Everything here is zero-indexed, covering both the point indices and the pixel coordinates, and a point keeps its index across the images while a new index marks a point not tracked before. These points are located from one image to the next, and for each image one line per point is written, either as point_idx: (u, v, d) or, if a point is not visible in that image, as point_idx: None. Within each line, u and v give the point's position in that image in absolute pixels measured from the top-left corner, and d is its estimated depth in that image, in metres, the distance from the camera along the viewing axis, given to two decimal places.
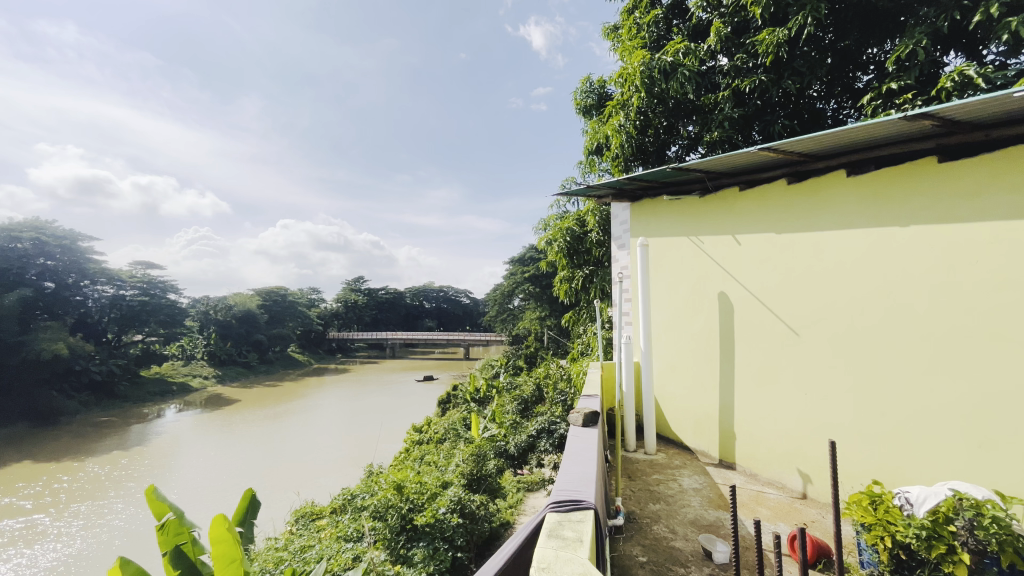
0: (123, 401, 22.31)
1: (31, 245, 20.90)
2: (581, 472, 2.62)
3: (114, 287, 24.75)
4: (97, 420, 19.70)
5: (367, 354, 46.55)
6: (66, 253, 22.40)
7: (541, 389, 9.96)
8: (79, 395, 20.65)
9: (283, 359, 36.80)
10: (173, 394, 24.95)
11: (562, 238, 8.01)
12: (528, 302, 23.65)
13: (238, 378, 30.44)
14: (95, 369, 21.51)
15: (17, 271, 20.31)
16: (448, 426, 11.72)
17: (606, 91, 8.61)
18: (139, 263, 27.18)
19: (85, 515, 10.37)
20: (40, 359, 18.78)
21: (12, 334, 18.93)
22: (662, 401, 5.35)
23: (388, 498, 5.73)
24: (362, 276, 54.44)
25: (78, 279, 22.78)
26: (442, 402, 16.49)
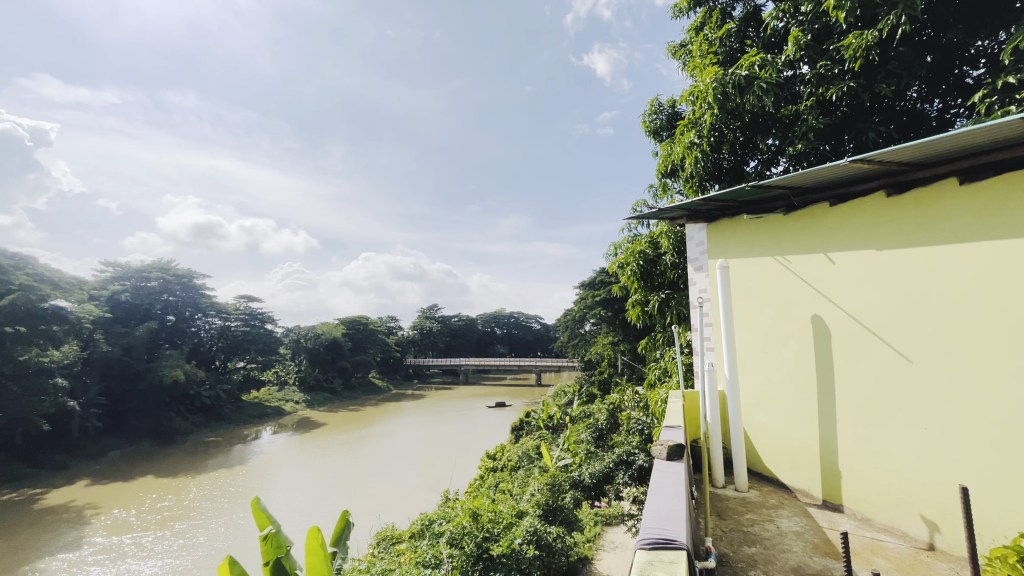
0: (228, 423, 24.65)
1: (159, 283, 24.05)
2: (669, 510, 2.48)
3: (222, 319, 27.68)
4: (206, 440, 21.87)
5: (441, 380, 47.89)
6: (185, 289, 25.44)
7: (615, 416, 9.63)
8: (192, 417, 23.10)
9: (364, 385, 38.80)
10: (269, 418, 27.09)
11: (634, 262, 7.83)
12: (600, 327, 23.29)
13: (325, 402, 32.58)
14: (205, 393, 23.95)
15: (147, 306, 23.32)
16: (521, 454, 11.68)
17: (676, 111, 8.48)
18: (243, 297, 30.29)
19: (192, 532, 11.38)
20: (162, 384, 21.23)
21: (142, 362, 21.58)
22: (751, 433, 4.99)
23: (464, 525, 5.81)
24: (436, 304, 56.72)
25: (193, 312, 25.74)
26: (515, 430, 16.46)
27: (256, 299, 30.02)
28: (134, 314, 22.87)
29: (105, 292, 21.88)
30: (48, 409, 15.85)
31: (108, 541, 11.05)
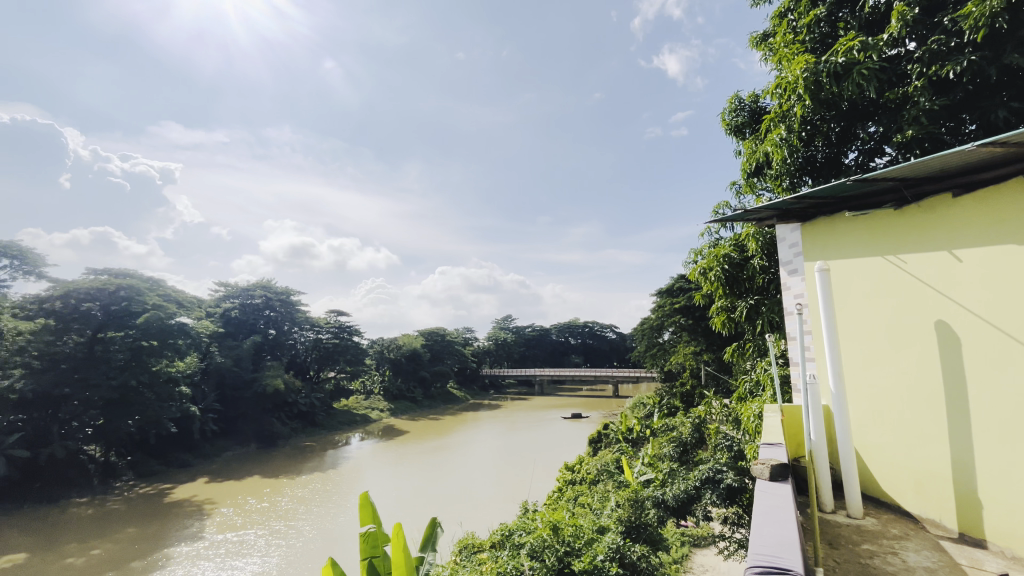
0: (321, 429, 26.57)
1: (262, 299, 26.41)
2: (778, 537, 2.27)
3: (315, 332, 29.76)
4: (303, 445, 23.70)
5: (517, 390, 48.26)
6: (284, 305, 27.49)
7: (700, 431, 9.14)
8: (290, 423, 25.20)
9: (443, 394, 40.15)
10: (357, 425, 28.85)
11: (718, 267, 7.42)
12: (680, 335, 22.22)
13: (407, 411, 34.07)
14: (302, 400, 25.98)
15: (252, 321, 25.95)
16: (600, 467, 11.41)
17: (760, 105, 8.00)
18: (334, 311, 32.51)
19: (289, 532, 12.25)
20: (265, 392, 23.24)
21: (248, 372, 23.77)
22: (865, 453, 4.48)
23: (545, 538, 5.81)
24: (511, 315, 57.45)
25: (291, 326, 27.91)
26: (593, 442, 16.11)
27: (345, 313, 31.97)
28: (242, 328, 25.53)
29: (218, 309, 25.11)
30: (175, 413, 18.10)
31: (219, 537, 12.12)
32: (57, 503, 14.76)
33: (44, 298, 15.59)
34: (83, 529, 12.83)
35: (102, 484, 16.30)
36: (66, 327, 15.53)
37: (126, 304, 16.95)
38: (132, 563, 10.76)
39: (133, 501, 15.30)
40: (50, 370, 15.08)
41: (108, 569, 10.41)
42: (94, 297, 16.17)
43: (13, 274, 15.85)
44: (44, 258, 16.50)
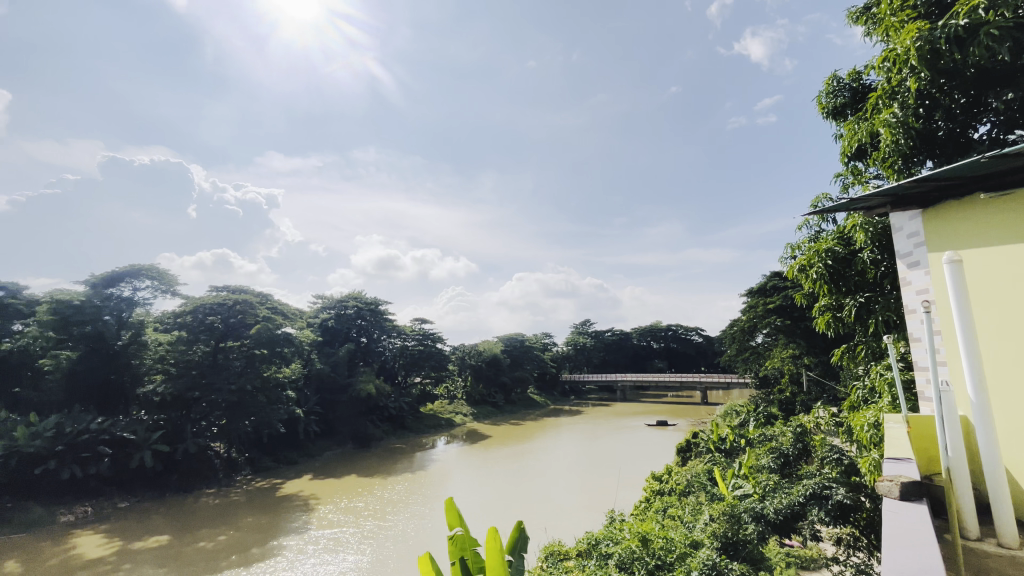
0: (410, 432, 28.04)
1: (354, 309, 28.34)
2: (917, 563, 2.02)
3: (401, 339, 31.37)
4: (394, 447, 25.13)
5: (598, 396, 47.53)
6: (373, 314, 29.20)
7: (803, 440, 8.43)
8: (382, 425, 26.86)
9: (523, 400, 40.63)
10: (442, 429, 29.98)
11: (819, 263, 6.79)
12: (776, 338, 20.56)
13: (490, 416, 34.89)
14: (392, 404, 27.47)
15: (346, 330, 27.85)
16: (690, 477, 10.87)
17: (862, 84, 7.25)
18: (418, 320, 34.14)
19: (382, 530, 12.93)
20: (359, 396, 24.76)
21: (344, 377, 25.47)
22: (1017, 473, 3.85)
23: (634, 549, 5.72)
24: (589, 319, 56.80)
25: (380, 334, 29.62)
26: (681, 451, 15.40)
27: (428, 321, 33.34)
28: (337, 336, 27.62)
29: (317, 319, 27.38)
30: (283, 415, 19.88)
31: (322, 533, 12.97)
32: (190, 492, 16.85)
33: (180, 313, 18.08)
34: (214, 516, 14.53)
35: (225, 477, 18.37)
36: (195, 337, 17.76)
37: (240, 318, 18.84)
38: (251, 549, 11.97)
39: (250, 493, 17.06)
40: (183, 375, 17.25)
41: (231, 554, 11.66)
42: (216, 311, 18.35)
43: (155, 292, 18.42)
44: (176, 278, 18.99)
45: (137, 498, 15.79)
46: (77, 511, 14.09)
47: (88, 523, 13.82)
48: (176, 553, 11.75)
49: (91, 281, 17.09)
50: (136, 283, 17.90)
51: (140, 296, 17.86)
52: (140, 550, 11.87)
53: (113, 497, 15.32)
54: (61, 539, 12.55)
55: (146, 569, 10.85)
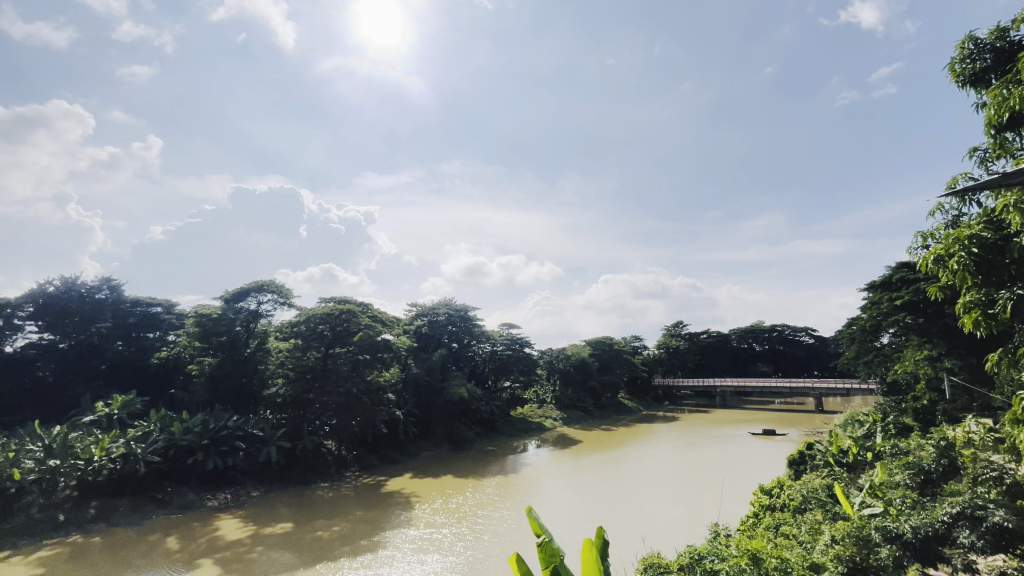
0: (502, 435, 28.75)
1: (445, 316, 29.51)
2: None
3: (490, 344, 32.11)
4: (487, 449, 25.83)
5: (694, 402, 45.05)
6: (464, 320, 30.12)
7: (949, 456, 7.35)
8: (475, 428, 27.78)
9: (614, 404, 39.79)
10: (532, 433, 30.41)
11: (961, 252, 5.81)
12: (907, 338, 18.00)
13: (580, 421, 34.64)
14: (483, 408, 28.27)
15: (438, 336, 29.05)
16: (807, 492, 9.83)
17: (1009, 42, 6.16)
18: (506, 325, 34.75)
19: (476, 533, 13.22)
20: (452, 399, 25.60)
21: (438, 381, 26.53)
22: None
23: (744, 567, 5.41)
24: (682, 321, 54.08)
25: (470, 339, 30.52)
26: (793, 463, 14.04)
27: (516, 326, 33.76)
28: (430, 342, 28.90)
29: (412, 325, 28.86)
30: (384, 416, 21.09)
31: (419, 532, 13.45)
32: (308, 485, 18.60)
33: (297, 322, 20.05)
34: (329, 508, 15.89)
35: (337, 473, 20.08)
36: (308, 345, 19.55)
37: (345, 326, 20.15)
38: (361, 541, 12.90)
39: (359, 488, 18.49)
40: (299, 379, 19.04)
41: (343, 544, 12.63)
42: (324, 321, 19.95)
43: (275, 304, 20.67)
44: (292, 292, 21.17)
45: (267, 488, 17.73)
46: (220, 497, 16.21)
47: (230, 507, 15.83)
48: (298, 539, 13.03)
49: (225, 297, 19.69)
50: (259, 297, 20.21)
51: (263, 308, 20.15)
52: (270, 535, 13.36)
53: (247, 487, 17.34)
54: (208, 521, 14.47)
55: (275, 553, 12.14)
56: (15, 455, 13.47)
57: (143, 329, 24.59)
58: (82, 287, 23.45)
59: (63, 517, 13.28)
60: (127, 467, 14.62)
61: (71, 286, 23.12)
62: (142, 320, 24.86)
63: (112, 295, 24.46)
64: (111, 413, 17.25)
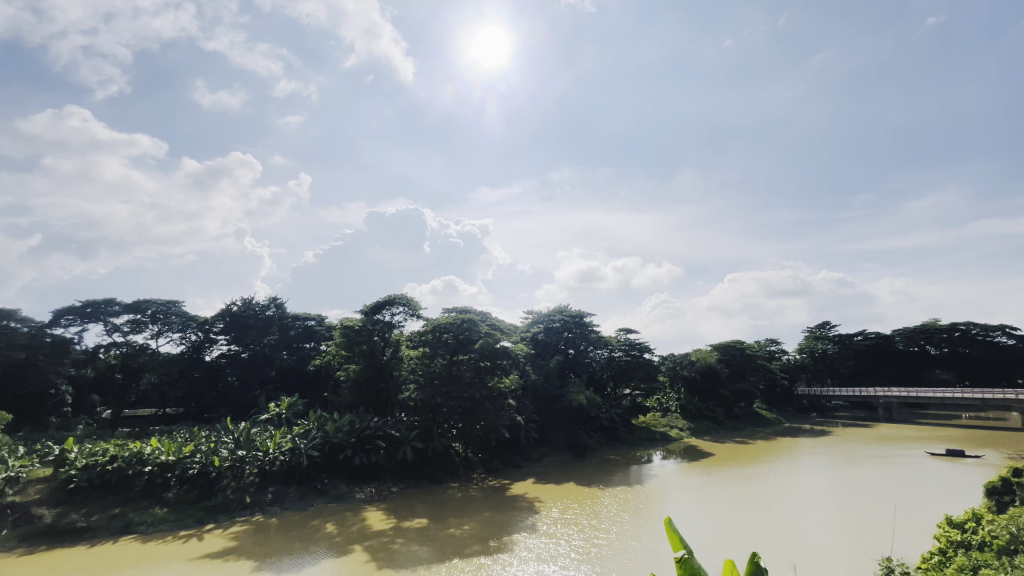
0: (624, 445, 28.03)
1: (561, 322, 29.34)
2: None
3: (608, 350, 31.28)
4: (609, 458, 25.32)
5: (851, 415, 39.19)
6: (580, 326, 29.48)
7: None
8: (595, 436, 27.41)
9: (748, 415, 36.34)
10: (657, 443, 29.08)
11: None
12: None
13: (709, 432, 32.20)
14: (603, 416, 27.71)
15: (555, 342, 28.95)
16: (1015, 529, 7.89)
17: None
18: (623, 330, 33.62)
19: (599, 545, 12.86)
20: (572, 406, 25.36)
21: (557, 388, 26.43)
22: None
23: None
24: (828, 322, 47.69)
25: (588, 345, 29.89)
26: (992, 492, 11.40)
27: (634, 331, 32.53)
28: (547, 348, 28.80)
29: (529, 333, 29.29)
30: (506, 420, 21.56)
31: (543, 539, 13.44)
32: (440, 484, 19.83)
33: (425, 331, 21.50)
34: (459, 507, 16.74)
35: (464, 474, 21.15)
36: (434, 352, 20.84)
37: (467, 334, 20.96)
38: (490, 541, 13.29)
39: (485, 490, 19.20)
40: (428, 385, 20.34)
41: (474, 543, 13.15)
42: (448, 330, 20.96)
43: (406, 315, 22.49)
44: (420, 304, 22.88)
45: (405, 485, 19.27)
46: (367, 490, 18.04)
47: (375, 500, 17.53)
48: (434, 535, 13.83)
49: (365, 310, 21.94)
50: (393, 309, 22.16)
51: (395, 319, 22.03)
52: (408, 528, 14.43)
53: (388, 482, 19.01)
54: (358, 511, 16.17)
55: (413, 546, 13.03)
56: (215, 446, 16.48)
57: (302, 340, 28.44)
58: (257, 305, 27.95)
59: (249, 498, 15.83)
60: (294, 459, 17.01)
61: (248, 305, 27.72)
62: (301, 333, 28.79)
63: (278, 311, 28.66)
64: (280, 413, 20.18)
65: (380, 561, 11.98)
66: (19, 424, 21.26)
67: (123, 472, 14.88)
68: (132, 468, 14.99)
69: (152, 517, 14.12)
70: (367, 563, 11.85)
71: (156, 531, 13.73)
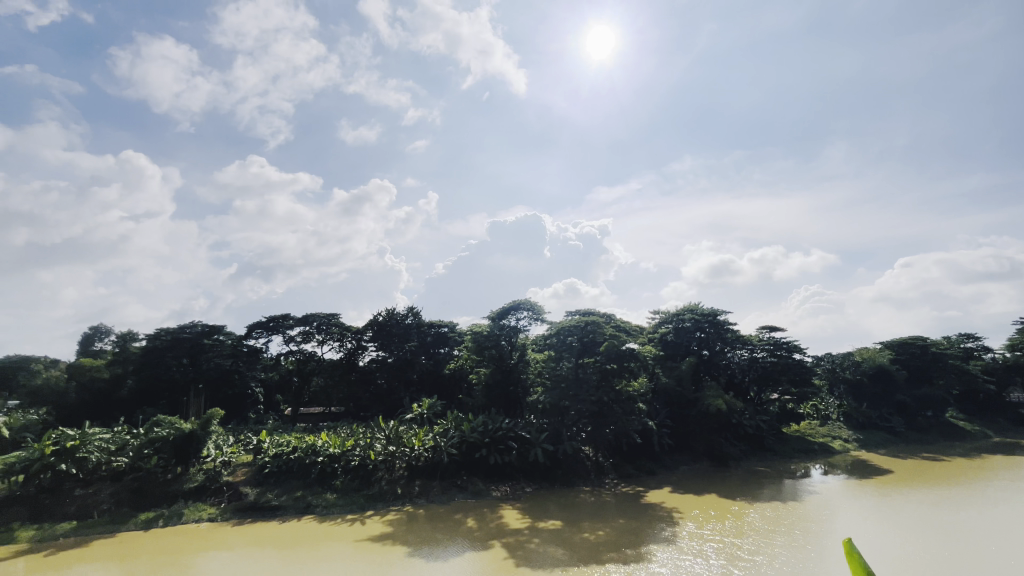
0: (774, 455, 25.36)
1: (692, 322, 27.17)
2: None
3: (749, 350, 28.35)
4: (757, 470, 22.99)
5: None
6: (713, 325, 27.14)
7: None
8: (740, 445, 25.14)
9: (938, 427, 30.25)
10: (815, 456, 25.67)
11: None
12: None
13: (884, 444, 27.49)
14: (747, 423, 25.23)
15: (686, 343, 26.99)
16: None
17: None
18: (766, 329, 30.29)
19: (749, 566, 11.66)
20: (709, 412, 23.52)
21: (691, 392, 24.63)
22: None
23: None
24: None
25: (724, 346, 27.25)
26: None
27: (778, 329, 29.21)
28: (679, 350, 26.97)
29: (657, 333, 27.69)
30: (637, 426, 20.77)
31: (683, 553, 12.60)
32: (572, 487, 19.83)
33: (551, 335, 21.63)
34: (595, 512, 16.48)
35: (596, 479, 20.88)
36: (560, 355, 20.92)
37: (592, 336, 20.62)
38: (627, 550, 12.86)
39: (619, 496, 18.68)
40: (556, 388, 20.50)
41: (611, 550, 12.84)
42: (573, 333, 20.87)
43: (530, 319, 22.97)
44: (544, 308, 23.20)
45: (538, 486, 19.60)
46: (503, 489, 18.77)
47: (510, 499, 18.15)
48: (569, 538, 13.79)
49: (492, 315, 23.02)
50: (518, 314, 22.83)
51: (521, 323, 22.63)
52: (544, 529, 14.60)
53: (522, 482, 19.53)
54: (495, 509, 16.84)
55: (550, 547, 13.16)
56: (370, 441, 18.53)
57: (437, 345, 30.51)
58: (398, 315, 30.81)
59: (400, 490, 17.45)
60: (436, 456, 18.37)
61: (391, 316, 30.74)
62: (436, 338, 30.52)
63: (415, 320, 31.14)
64: (423, 413, 21.99)
65: (519, 559, 12.27)
66: (230, 418, 26.32)
67: (302, 461, 17.53)
68: (309, 457, 17.58)
69: (326, 501, 16.34)
70: (505, 560, 12.25)
71: (329, 513, 15.83)
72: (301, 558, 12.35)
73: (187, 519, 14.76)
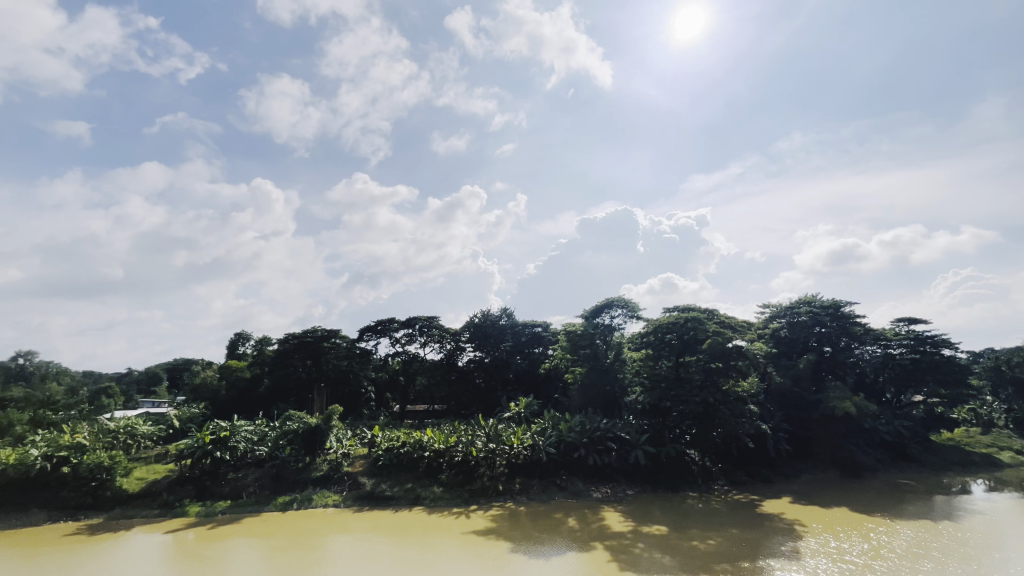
0: (919, 466, 22.00)
1: (808, 315, 24.32)
2: None
3: (882, 346, 24.83)
4: (898, 482, 20.08)
5: None
6: (835, 318, 24.24)
7: None
8: (875, 453, 22.16)
9: None
10: (976, 468, 21.80)
11: None
12: None
13: None
14: (884, 428, 22.15)
15: (804, 339, 24.12)
16: None
17: None
18: (903, 321, 26.40)
19: None
20: (835, 415, 21.05)
21: (811, 393, 22.23)
22: None
23: None
24: None
25: (850, 342, 24.20)
26: None
27: (919, 321, 25.34)
28: (796, 346, 24.17)
29: (768, 329, 25.14)
30: (749, 429, 19.18)
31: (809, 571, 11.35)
32: (678, 492, 18.84)
33: (647, 332, 20.71)
34: (703, 519, 15.51)
35: (704, 484, 19.62)
36: (658, 354, 20.02)
37: (693, 333, 19.42)
38: (742, 562, 11.91)
39: (730, 504, 17.38)
40: (656, 387, 19.64)
41: (724, 560, 12.00)
42: (671, 330, 19.82)
43: (626, 317, 22.28)
44: (639, 304, 22.39)
45: (640, 489, 18.88)
46: (604, 489, 18.36)
47: (612, 500, 17.71)
48: (675, 545, 13.12)
49: (586, 314, 22.59)
50: (612, 312, 22.26)
51: (616, 322, 22.06)
52: (647, 534, 14.06)
53: (623, 484, 18.97)
54: (596, 510, 16.54)
55: (654, 552, 12.63)
56: (472, 438, 19.21)
57: (531, 345, 30.76)
58: (493, 316, 31.62)
59: (501, 486, 17.85)
60: (534, 454, 18.54)
61: (486, 317, 31.63)
62: (530, 338, 30.78)
63: (509, 320, 31.70)
64: (520, 412, 22.32)
65: (622, 563, 11.94)
66: (347, 414, 28.88)
67: (410, 455, 18.66)
68: (416, 452, 18.66)
69: (433, 494, 17.23)
70: (609, 563, 11.98)
71: (436, 505, 16.69)
72: (412, 546, 13.13)
73: (315, 504, 16.44)
